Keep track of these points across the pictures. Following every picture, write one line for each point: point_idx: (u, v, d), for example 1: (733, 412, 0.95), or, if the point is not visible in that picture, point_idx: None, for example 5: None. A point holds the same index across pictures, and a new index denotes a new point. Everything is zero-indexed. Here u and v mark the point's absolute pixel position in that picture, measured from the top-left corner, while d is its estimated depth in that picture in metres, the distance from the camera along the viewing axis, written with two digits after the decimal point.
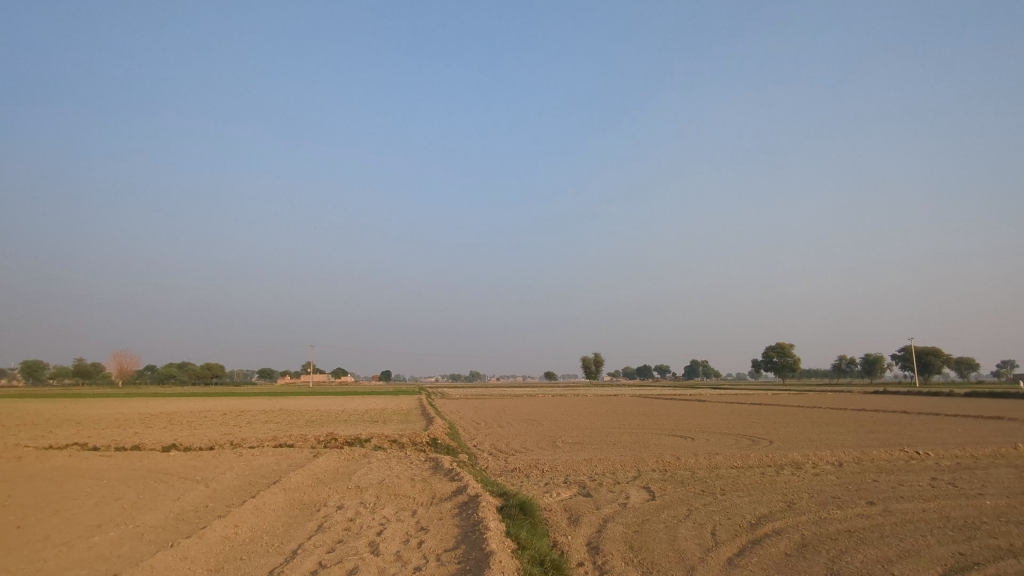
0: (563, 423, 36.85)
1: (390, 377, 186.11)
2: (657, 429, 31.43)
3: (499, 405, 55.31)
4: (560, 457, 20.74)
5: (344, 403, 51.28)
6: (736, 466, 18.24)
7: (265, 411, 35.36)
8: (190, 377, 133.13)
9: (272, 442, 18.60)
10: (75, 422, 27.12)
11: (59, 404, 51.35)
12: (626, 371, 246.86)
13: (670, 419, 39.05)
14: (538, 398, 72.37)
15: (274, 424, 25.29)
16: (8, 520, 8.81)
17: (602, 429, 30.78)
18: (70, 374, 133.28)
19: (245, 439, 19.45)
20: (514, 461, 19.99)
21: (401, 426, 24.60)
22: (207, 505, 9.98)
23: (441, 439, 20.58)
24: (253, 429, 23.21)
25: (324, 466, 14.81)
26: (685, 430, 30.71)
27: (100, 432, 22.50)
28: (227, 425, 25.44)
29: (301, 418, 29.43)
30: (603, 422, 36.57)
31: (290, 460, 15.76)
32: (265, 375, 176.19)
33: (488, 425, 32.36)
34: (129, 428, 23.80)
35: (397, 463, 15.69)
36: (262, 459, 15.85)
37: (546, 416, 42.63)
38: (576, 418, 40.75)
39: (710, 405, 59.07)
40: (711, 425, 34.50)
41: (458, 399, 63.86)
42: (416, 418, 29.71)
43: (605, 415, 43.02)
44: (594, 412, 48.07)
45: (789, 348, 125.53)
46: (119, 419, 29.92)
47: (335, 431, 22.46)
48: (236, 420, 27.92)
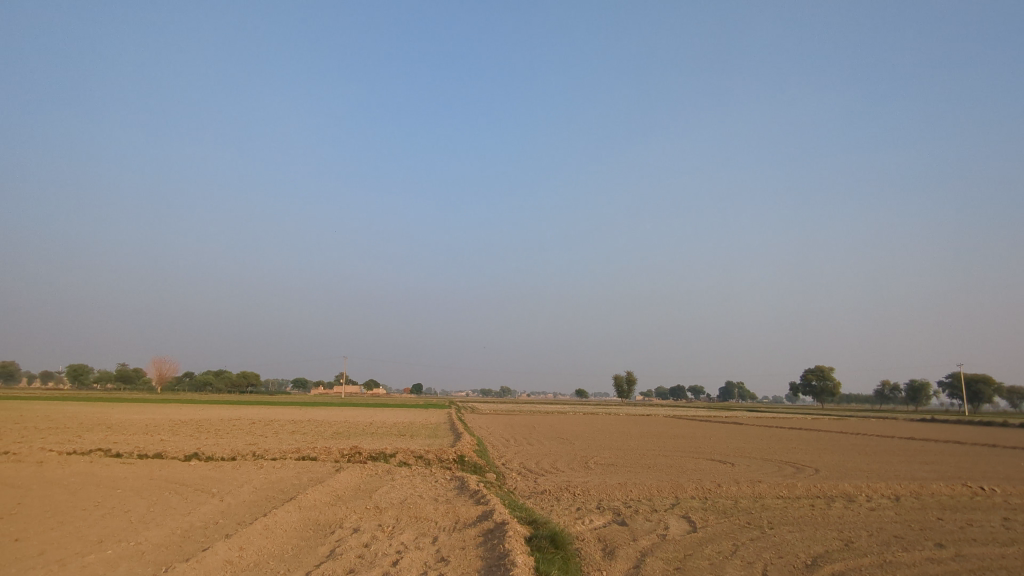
0: (595, 443, 35.70)
1: (421, 390, 186.39)
2: (694, 453, 30.04)
3: (530, 422, 54.30)
4: (593, 480, 19.72)
5: (374, 415, 50.88)
6: (783, 497, 16.98)
7: (294, 421, 35.16)
8: (227, 385, 135.45)
9: (295, 454, 18.08)
10: (106, 427, 27.19)
11: (97, 408, 52.22)
12: (658, 391, 242.50)
13: (708, 442, 37.49)
14: (570, 415, 71.01)
15: (300, 435, 24.90)
16: (6, 532, 8.35)
17: (636, 451, 29.57)
18: (112, 378, 136.78)
19: (268, 451, 18.97)
20: (544, 482, 19.08)
21: (429, 441, 23.89)
22: (217, 522, 9.41)
23: (468, 456, 19.79)
24: (278, 439, 22.81)
25: (345, 482, 14.18)
26: (724, 454, 29.27)
27: (127, 437, 22.40)
28: (254, 435, 25.15)
29: (328, 429, 28.99)
30: (637, 443, 35.30)
31: (311, 474, 15.17)
32: (299, 385, 178.36)
33: (518, 443, 31.47)
34: (157, 435, 23.67)
35: (421, 482, 14.97)
36: (283, 472, 15.31)
37: (577, 435, 41.47)
38: (609, 438, 39.51)
39: (748, 429, 56.92)
40: (751, 450, 32.93)
41: (487, 415, 63.02)
42: (444, 433, 29.02)
43: (639, 437, 41.67)
44: (627, 432, 46.72)
45: (829, 371, 121.33)
46: (149, 425, 29.95)
47: (360, 445, 21.86)
48: (263, 430, 27.66)
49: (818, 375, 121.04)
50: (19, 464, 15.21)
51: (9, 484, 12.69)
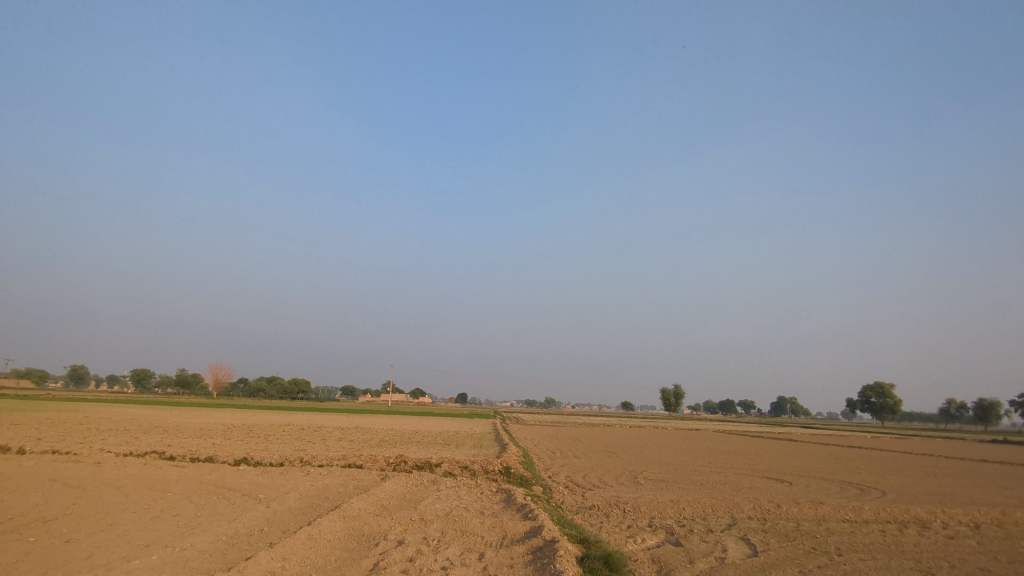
0: (644, 457, 34.72)
1: (466, 400, 187.39)
2: (749, 470, 28.79)
3: (575, 434, 53.44)
4: (643, 496, 18.98)
5: (420, 423, 51.01)
6: (850, 521, 15.88)
7: (342, 428, 35.53)
8: (279, 392, 139.11)
9: (341, 461, 18.05)
10: (163, 430, 27.98)
11: (157, 412, 54.16)
12: (707, 405, 236.43)
13: (763, 459, 35.95)
14: (616, 428, 69.73)
15: (347, 442, 25.00)
16: (58, 533, 8.41)
17: (687, 467, 28.54)
18: (172, 384, 142.37)
19: (315, 457, 19.02)
20: (592, 497, 18.48)
21: (474, 452, 23.55)
22: (262, 530, 9.30)
23: (514, 468, 19.37)
24: (326, 446, 22.92)
25: (391, 492, 13.98)
26: (781, 473, 27.93)
27: (181, 441, 22.93)
28: (302, 441, 25.38)
29: (374, 437, 29.08)
30: (687, 459, 34.14)
31: (356, 482, 15.05)
32: (348, 392, 181.88)
33: (564, 455, 30.85)
34: (209, 439, 24.16)
35: (467, 493, 14.64)
36: (328, 480, 15.25)
37: (624, 449, 40.54)
38: (658, 452, 38.39)
39: (805, 446, 54.53)
40: (810, 468, 31.36)
41: (532, 426, 62.42)
42: (489, 443, 28.70)
43: (689, 452, 40.36)
44: (676, 447, 45.37)
45: (890, 388, 115.65)
46: (203, 429, 30.72)
47: (406, 453, 21.73)
48: (311, 436, 27.93)
49: (877, 392, 115.55)
50: (78, 465, 15.63)
51: (67, 484, 13.00)
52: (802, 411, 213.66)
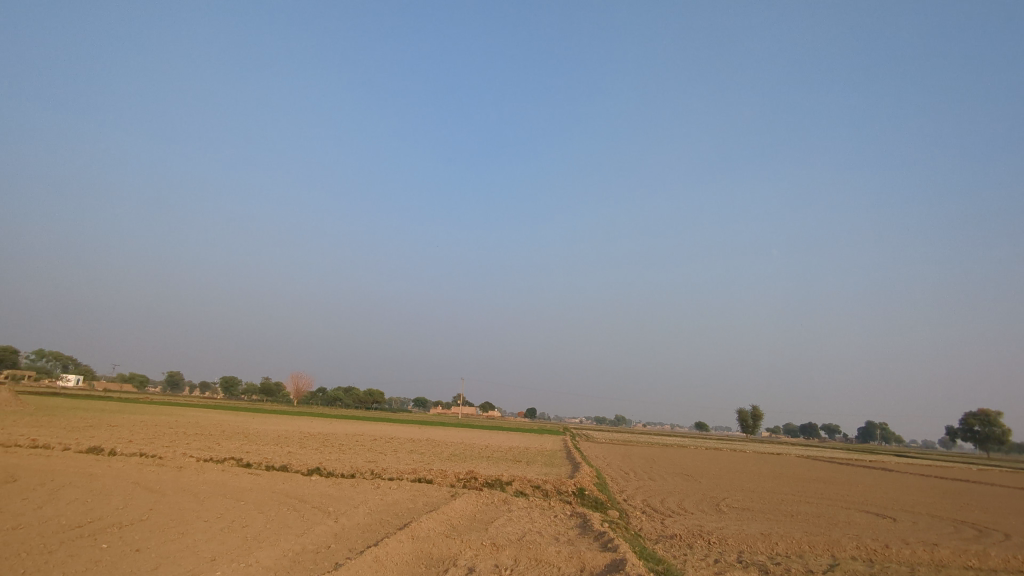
0: (725, 482, 32.69)
1: (535, 415, 186.27)
2: (844, 501, 26.43)
3: (650, 455, 51.37)
4: (728, 527, 17.58)
5: (490, 437, 50.48)
6: (974, 569, 13.99)
7: (413, 441, 35.54)
8: (355, 401, 142.95)
9: (412, 475, 17.70)
10: (243, 436, 28.81)
11: (240, 418, 56.28)
12: (787, 428, 224.52)
13: (859, 490, 33.06)
14: (692, 450, 66.75)
15: (418, 455, 24.72)
16: (129, 541, 8.35)
17: (774, 495, 26.51)
18: (257, 391, 149.23)
19: (386, 470, 18.77)
20: (673, 524, 17.27)
21: (546, 470, 22.68)
22: (328, 547, 8.92)
23: (588, 490, 18.41)
24: (396, 458, 22.72)
25: (460, 510, 13.46)
26: (882, 507, 25.43)
27: (259, 448, 23.31)
28: (374, 452, 25.34)
29: (445, 451, 28.74)
30: (773, 486, 31.85)
31: (426, 498, 14.62)
32: (420, 404, 184.90)
33: (639, 477, 29.43)
34: (285, 447, 24.48)
35: (539, 516, 13.89)
36: (398, 495, 14.90)
37: (703, 472, 38.43)
38: (740, 478, 36.11)
39: (904, 477, 50.09)
40: (915, 503, 28.47)
41: (603, 444, 60.80)
42: (562, 462, 27.72)
43: (774, 478, 37.78)
44: (759, 472, 42.68)
45: (996, 416, 105.61)
46: (281, 436, 31.50)
47: (476, 469, 21.17)
48: (383, 448, 27.91)
49: (981, 420, 105.63)
50: (161, 468, 16.00)
51: (147, 488, 13.21)
52: (895, 438, 199.11)
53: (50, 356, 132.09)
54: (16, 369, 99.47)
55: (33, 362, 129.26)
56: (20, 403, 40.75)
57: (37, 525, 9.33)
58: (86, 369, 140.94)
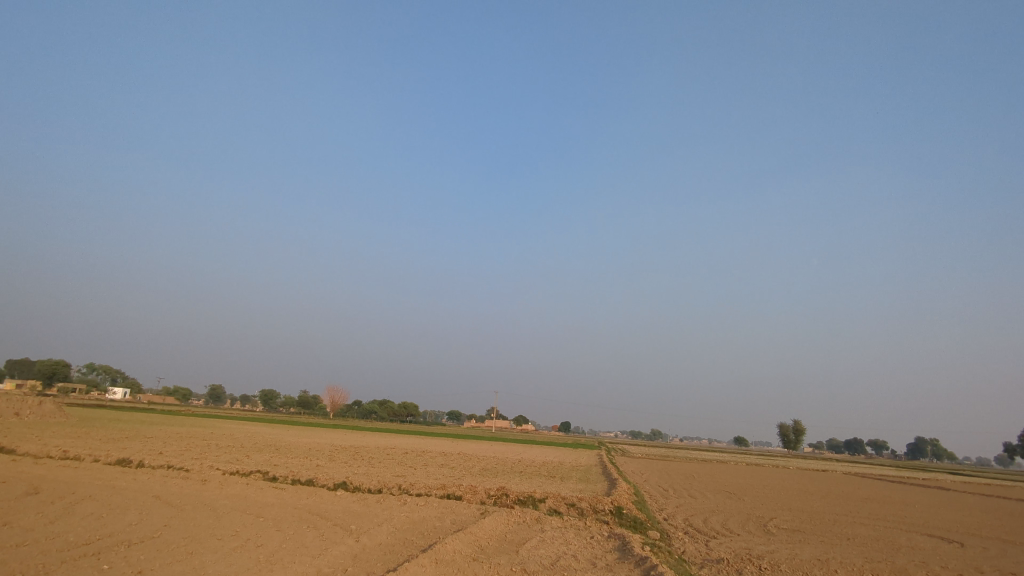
0: (771, 500, 31.00)
1: (569, 429, 184.16)
2: (902, 523, 24.67)
3: (689, 470, 49.52)
4: (780, 551, 16.32)
5: (524, 451, 49.42)
6: None
7: (444, 454, 34.82)
8: (390, 414, 143.38)
9: (440, 491, 16.95)
10: (274, 449, 28.60)
11: (274, 430, 56.50)
12: (831, 443, 216.63)
13: (916, 511, 30.99)
14: (732, 465, 64.48)
15: (448, 470, 24.00)
16: (133, 562, 7.79)
17: (825, 516, 24.92)
18: (295, 404, 151.14)
19: (414, 485, 18.07)
20: (718, 547, 16.09)
21: (581, 487, 21.65)
22: (344, 571, 8.23)
23: (626, 508, 17.38)
24: (426, 472, 22.02)
25: (489, 530, 12.65)
26: (944, 529, 23.63)
27: (287, 461, 22.88)
28: (404, 466, 24.71)
29: (476, 465, 27.90)
30: (823, 505, 30.09)
31: (454, 516, 13.85)
32: (454, 417, 184.76)
33: (678, 494, 28.10)
34: (314, 460, 24.04)
35: (574, 538, 12.98)
36: (425, 512, 14.17)
37: (746, 489, 36.69)
38: (787, 496, 34.30)
39: (961, 497, 47.22)
40: (980, 525, 26.47)
41: (640, 459, 59.20)
42: (597, 478, 26.64)
43: (823, 497, 35.80)
44: (806, 490, 40.63)
45: None
46: (311, 449, 31.20)
47: (508, 484, 20.30)
48: (414, 462, 27.26)
49: None
50: (184, 481, 15.62)
51: (166, 502, 12.77)
52: (947, 454, 190.18)
53: (99, 368, 136.52)
54: (67, 382, 102.87)
55: (82, 375, 133.74)
56: (63, 414, 41.64)
57: (43, 542, 8.88)
58: (132, 381, 145.03)
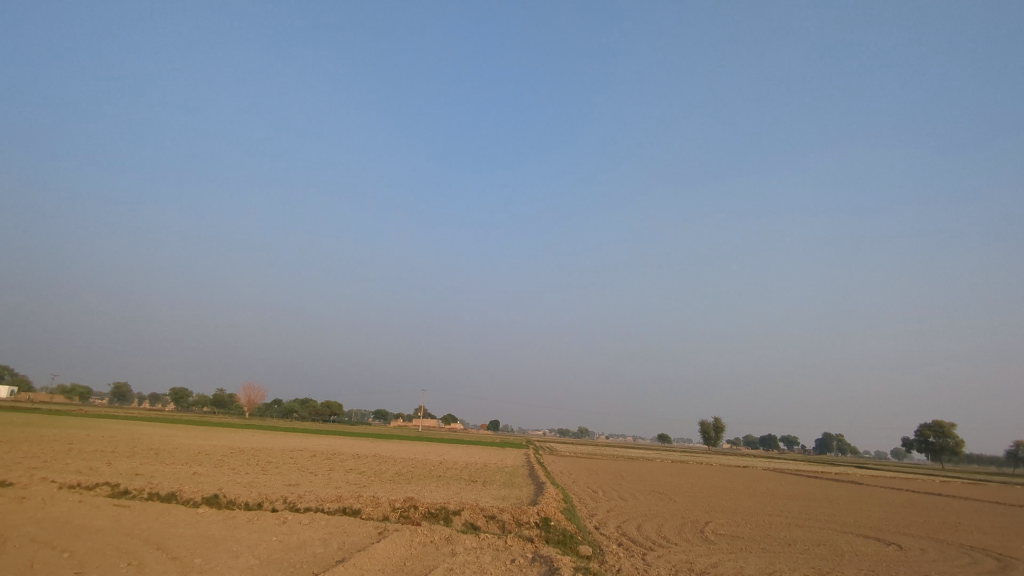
0: (702, 501, 29.62)
1: (498, 427, 182.70)
2: (837, 524, 23.64)
3: (617, 469, 48.00)
4: (724, 564, 14.49)
5: (449, 452, 46.56)
6: None
7: (355, 457, 31.54)
8: (312, 414, 136.65)
9: (334, 505, 14.05)
10: (153, 454, 24.62)
11: (170, 431, 50.71)
12: (747, 440, 225.24)
13: (844, 509, 30.36)
14: (659, 463, 63.96)
15: (353, 477, 20.92)
16: None
17: (759, 518, 23.57)
18: (208, 403, 141.65)
19: (303, 497, 15.04)
20: (657, 563, 14.11)
21: (503, 494, 19.12)
22: None
23: (554, 519, 15.07)
24: (323, 481, 18.92)
25: (383, 558, 9.98)
26: (879, 531, 22.72)
27: (157, 469, 19.15)
28: (302, 472, 21.44)
29: (389, 470, 24.87)
30: (754, 506, 28.96)
31: (344, 539, 11.14)
32: (380, 416, 179.20)
33: (608, 497, 26.10)
34: (191, 467, 20.32)
35: (490, 564, 10.56)
36: (308, 534, 11.36)
37: (675, 489, 35.37)
38: (717, 496, 33.11)
39: (876, 492, 48.18)
40: (909, 523, 25.99)
41: (568, 458, 57.94)
42: (524, 482, 24.21)
43: (752, 495, 34.96)
44: (733, 488, 39.94)
45: (950, 427, 106.41)
46: (200, 452, 27.27)
47: (417, 493, 17.53)
48: (316, 466, 23.98)
49: (937, 432, 106.18)
50: None
51: None
52: (851, 449, 201.26)
53: None
54: None
55: None
56: None
57: None
58: (22, 379, 131.59)
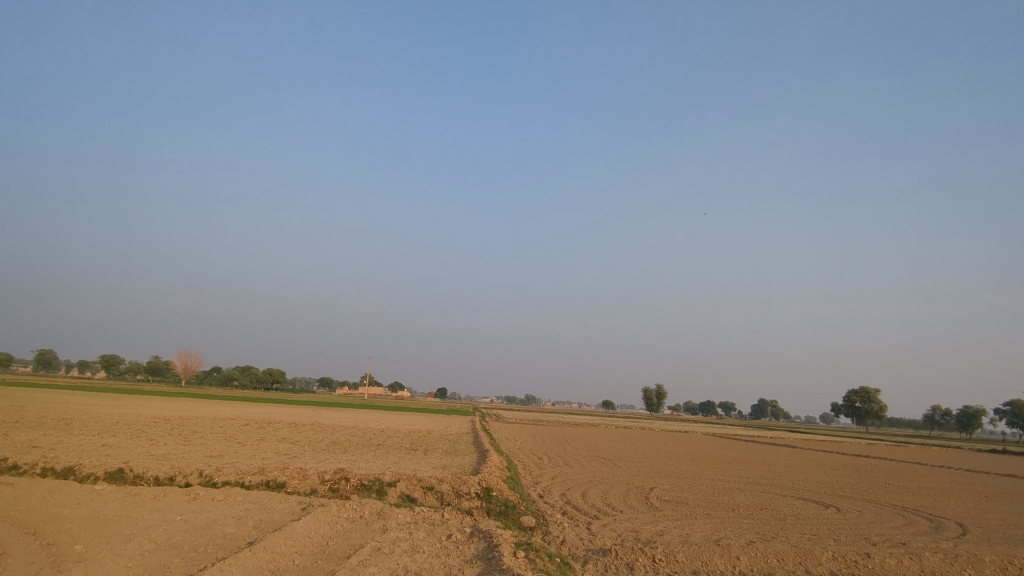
0: (647, 466, 29.64)
1: (446, 395, 182.51)
2: (776, 488, 23.94)
3: (562, 436, 48.02)
4: (670, 532, 14.09)
5: (392, 420, 45.38)
6: None
7: (291, 426, 30.01)
8: (253, 381, 132.27)
9: (256, 478, 12.83)
10: (61, 424, 22.43)
11: (93, 399, 47.38)
12: (687, 405, 233.06)
13: (783, 473, 30.97)
14: (603, 429, 64.66)
15: (285, 447, 19.63)
16: None
17: (702, 483, 23.61)
18: (142, 370, 135.21)
19: (222, 470, 13.70)
20: (601, 532, 13.57)
21: (444, 464, 18.20)
22: None
23: (497, 490, 14.26)
24: (250, 452, 17.57)
25: (303, 539, 8.90)
26: (817, 494, 23.08)
27: (60, 441, 17.29)
28: (229, 443, 19.94)
29: (324, 439, 23.60)
30: (697, 470, 29.17)
31: (262, 517, 10.01)
32: (326, 384, 176.15)
33: (554, 464, 25.65)
34: (101, 438, 18.51)
35: (425, 542, 9.62)
36: (221, 512, 10.15)
37: (620, 455, 35.42)
38: (661, 461, 33.29)
39: (809, 455, 49.95)
40: (843, 486, 26.62)
41: (513, 425, 57.99)
42: (468, 450, 23.42)
43: (693, 460, 35.39)
44: (676, 453, 40.46)
45: (875, 393, 112.22)
46: (119, 422, 25.13)
47: (351, 464, 16.42)
48: (245, 436, 22.45)
49: (863, 398, 111.93)
50: None
51: None
52: (783, 414, 211.42)
53: None
54: None
55: None
56: None
57: None
58: None
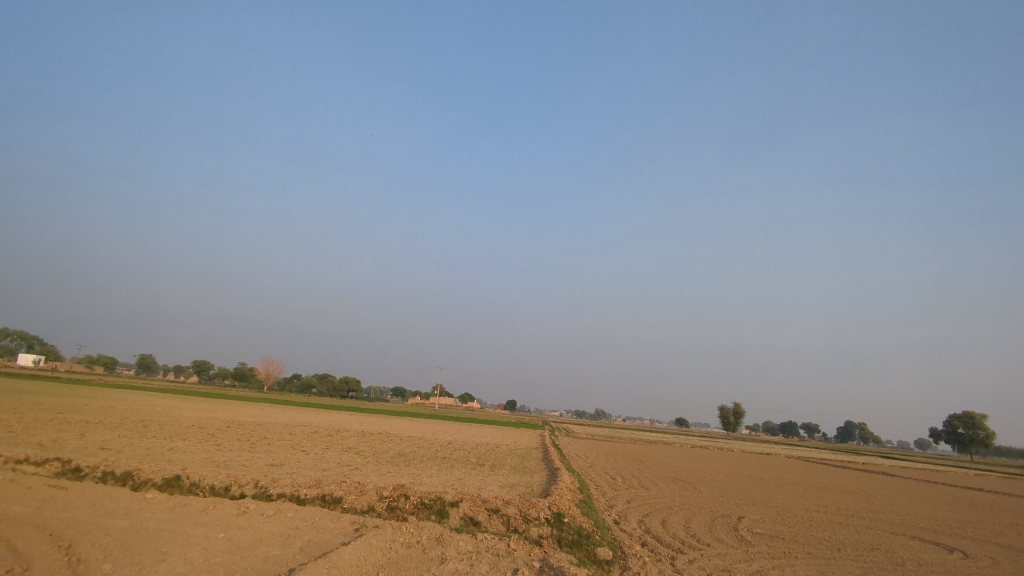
0: (732, 492, 27.18)
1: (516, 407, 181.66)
2: (884, 523, 21.15)
3: (636, 454, 45.62)
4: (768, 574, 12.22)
5: (461, 432, 44.49)
6: None
7: (357, 435, 29.61)
8: (329, 389, 136.08)
9: (311, 492, 12.04)
10: (138, 427, 22.84)
11: (179, 402, 49.25)
12: (767, 425, 221.16)
13: (888, 505, 27.63)
14: (678, 448, 61.44)
15: (348, 458, 18.99)
16: None
17: (797, 515, 21.17)
18: (229, 376, 142.16)
19: (279, 481, 13.03)
20: (689, 570, 11.90)
21: (511, 482, 16.95)
22: None
23: (569, 516, 12.84)
24: (310, 462, 16.95)
25: (350, 568, 7.86)
26: (935, 534, 20.11)
27: (130, 443, 17.32)
28: (293, 452, 19.49)
29: (390, 450, 22.93)
30: (789, 499, 26.47)
31: (310, 538, 9.08)
32: (399, 394, 179.55)
33: (629, 485, 23.85)
34: (169, 442, 18.44)
35: None
36: (268, 530, 9.31)
37: (700, 478, 32.95)
38: (746, 487, 30.63)
39: (913, 486, 45.02)
40: (963, 524, 23.27)
41: (584, 441, 55.86)
42: (536, 468, 22.01)
43: (781, 487, 32.43)
44: (762, 478, 37.36)
45: (981, 419, 101.83)
46: (193, 427, 25.43)
47: (413, 479, 15.48)
48: (311, 445, 22.05)
49: (966, 423, 101.57)
50: None
51: None
52: (874, 437, 196.60)
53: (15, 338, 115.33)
54: None
55: None
56: None
57: None
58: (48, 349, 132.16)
